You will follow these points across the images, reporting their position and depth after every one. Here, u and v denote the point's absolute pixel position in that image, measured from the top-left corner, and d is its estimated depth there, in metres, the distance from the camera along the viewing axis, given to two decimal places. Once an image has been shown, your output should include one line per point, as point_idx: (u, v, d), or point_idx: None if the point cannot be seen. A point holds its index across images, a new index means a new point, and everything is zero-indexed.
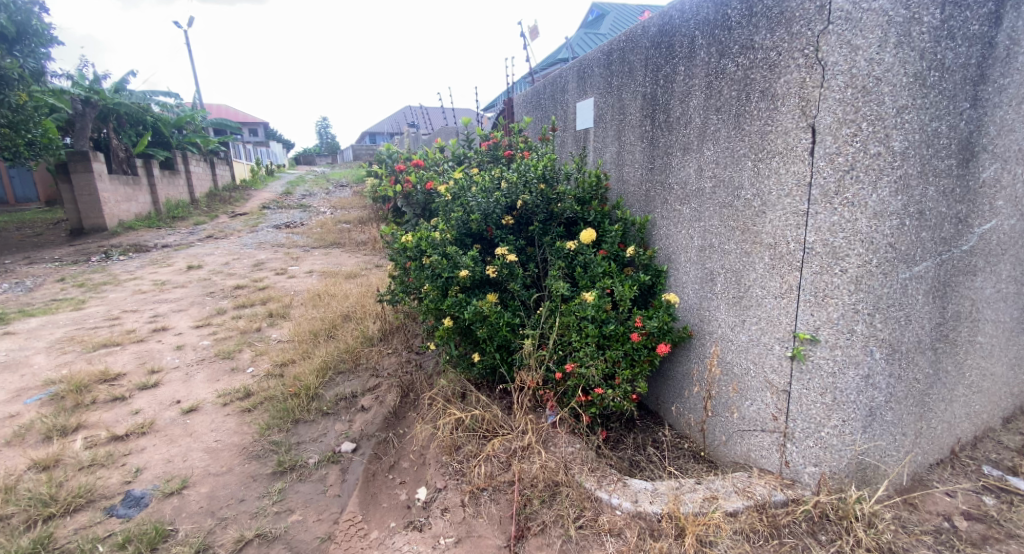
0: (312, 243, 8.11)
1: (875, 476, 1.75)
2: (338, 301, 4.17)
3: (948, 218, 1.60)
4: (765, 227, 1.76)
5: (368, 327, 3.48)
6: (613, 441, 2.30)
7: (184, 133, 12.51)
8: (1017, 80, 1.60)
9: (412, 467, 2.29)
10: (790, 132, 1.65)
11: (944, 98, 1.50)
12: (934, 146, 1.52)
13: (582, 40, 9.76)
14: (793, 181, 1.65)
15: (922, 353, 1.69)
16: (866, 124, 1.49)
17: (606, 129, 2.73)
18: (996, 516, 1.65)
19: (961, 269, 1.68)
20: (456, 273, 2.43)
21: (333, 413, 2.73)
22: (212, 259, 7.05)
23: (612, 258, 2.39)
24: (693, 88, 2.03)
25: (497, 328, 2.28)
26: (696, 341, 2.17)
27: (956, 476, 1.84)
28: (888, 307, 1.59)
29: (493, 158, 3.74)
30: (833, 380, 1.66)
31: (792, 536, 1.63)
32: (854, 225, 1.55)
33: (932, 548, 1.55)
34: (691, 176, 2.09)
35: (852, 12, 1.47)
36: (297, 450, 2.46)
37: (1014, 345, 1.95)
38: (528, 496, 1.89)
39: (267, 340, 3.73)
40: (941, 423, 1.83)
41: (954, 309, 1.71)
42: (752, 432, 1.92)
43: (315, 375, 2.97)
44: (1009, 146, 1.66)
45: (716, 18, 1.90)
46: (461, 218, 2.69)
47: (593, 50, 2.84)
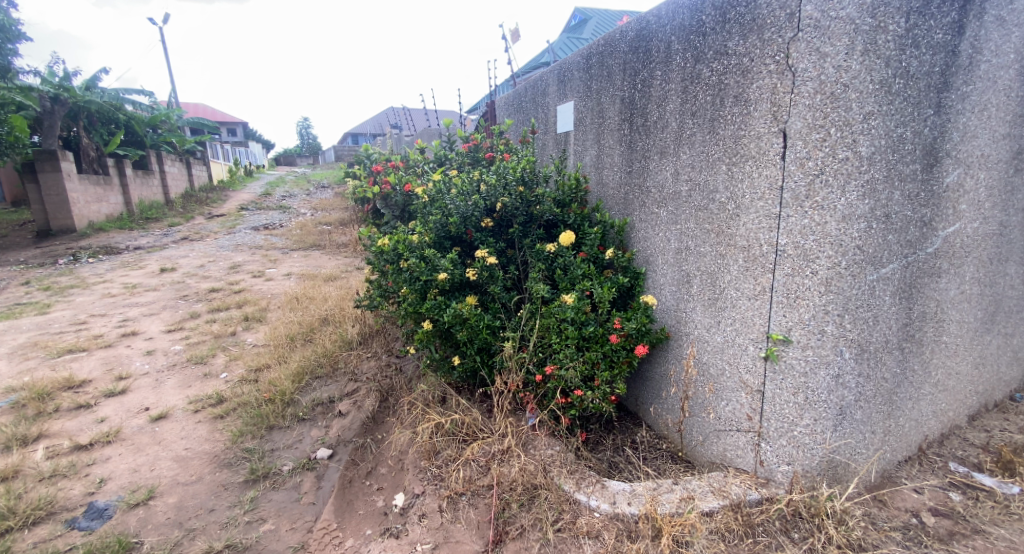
0: (291, 244, 7.98)
1: (846, 474, 1.78)
2: (316, 304, 4.11)
3: (913, 222, 1.64)
4: (739, 230, 1.79)
5: (347, 330, 3.43)
6: (593, 443, 2.31)
7: (158, 133, 12.21)
8: (979, 88, 1.66)
9: (390, 473, 2.27)
10: (762, 137, 1.68)
11: (908, 104, 1.55)
12: (899, 151, 1.57)
13: (565, 43, 9.83)
14: (765, 185, 1.68)
15: (890, 353, 1.74)
16: (835, 129, 1.53)
17: (585, 132, 2.75)
18: (963, 512, 1.70)
19: (926, 271, 1.73)
20: (435, 275, 2.41)
21: (309, 419, 2.68)
22: (187, 261, 6.89)
23: (592, 260, 2.40)
24: (670, 92, 2.05)
25: (476, 330, 2.27)
26: (673, 342, 2.19)
27: (924, 473, 1.89)
28: (857, 307, 1.63)
29: (473, 160, 3.73)
30: (805, 380, 1.69)
31: (765, 535, 1.65)
32: (824, 228, 1.58)
33: (901, 544, 1.59)
34: (667, 179, 2.12)
35: (821, 20, 1.50)
36: (270, 457, 2.41)
37: (978, 344, 2.01)
38: (506, 500, 1.88)
39: (242, 344, 3.65)
40: (909, 421, 1.88)
41: (920, 310, 1.76)
42: (727, 432, 1.95)
43: (292, 380, 2.92)
44: (972, 152, 1.71)
45: (691, 23, 1.93)
46: (440, 221, 2.67)
47: (572, 54, 2.86)
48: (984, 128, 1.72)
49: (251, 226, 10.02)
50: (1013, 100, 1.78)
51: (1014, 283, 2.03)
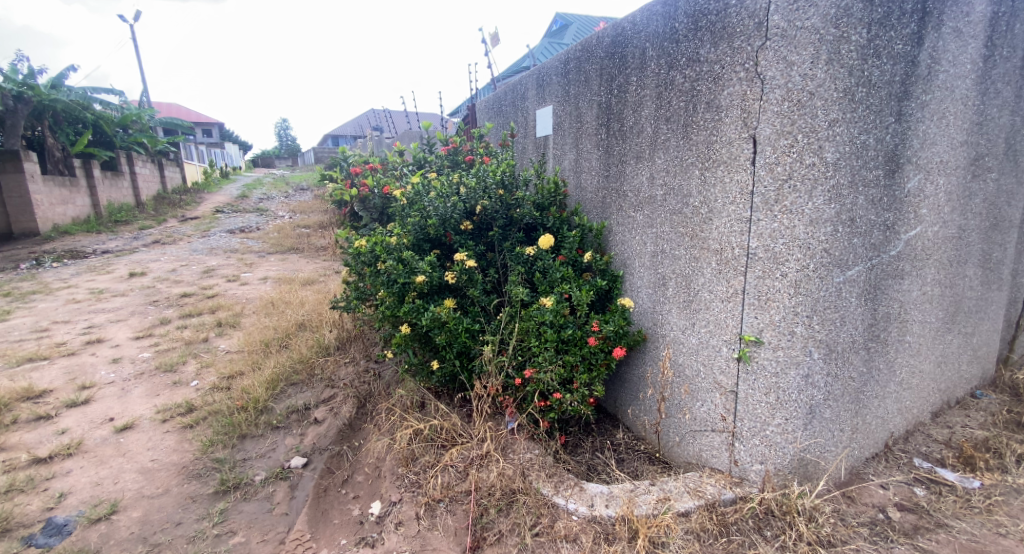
0: (268, 248, 7.82)
1: (816, 472, 1.83)
2: (292, 309, 4.03)
3: (877, 226, 1.70)
4: (712, 233, 1.82)
5: (324, 336, 3.38)
6: (572, 446, 2.32)
7: (128, 133, 11.86)
8: (938, 97, 1.73)
9: (366, 481, 2.23)
10: (733, 142, 1.71)
11: (871, 112, 1.60)
12: (863, 157, 1.62)
13: (546, 48, 9.88)
14: (737, 189, 1.72)
15: (857, 353, 1.79)
16: (802, 135, 1.57)
17: (564, 136, 2.76)
18: (927, 506, 1.76)
19: (890, 273, 1.78)
20: (413, 278, 2.40)
21: (283, 427, 2.63)
22: (158, 265, 6.70)
23: (571, 263, 2.42)
24: (645, 98, 2.08)
25: (456, 334, 2.25)
26: (650, 344, 2.21)
27: (890, 469, 1.95)
28: (824, 309, 1.67)
29: (452, 163, 3.72)
30: (776, 380, 1.73)
31: (739, 533, 1.68)
32: (793, 231, 1.62)
33: (868, 540, 1.64)
34: (643, 184, 2.14)
35: (788, 30, 1.54)
36: (242, 467, 2.36)
37: (940, 343, 2.08)
38: (484, 506, 1.87)
39: (215, 351, 3.56)
40: (876, 418, 1.94)
41: (885, 311, 1.81)
42: (703, 432, 1.98)
43: (265, 387, 2.85)
44: (931, 158, 1.78)
45: (665, 31, 1.96)
46: (418, 223, 2.66)
47: (550, 59, 2.88)
48: (943, 135, 1.79)
49: (227, 230, 9.79)
50: (969, 109, 1.85)
51: (972, 284, 2.11)
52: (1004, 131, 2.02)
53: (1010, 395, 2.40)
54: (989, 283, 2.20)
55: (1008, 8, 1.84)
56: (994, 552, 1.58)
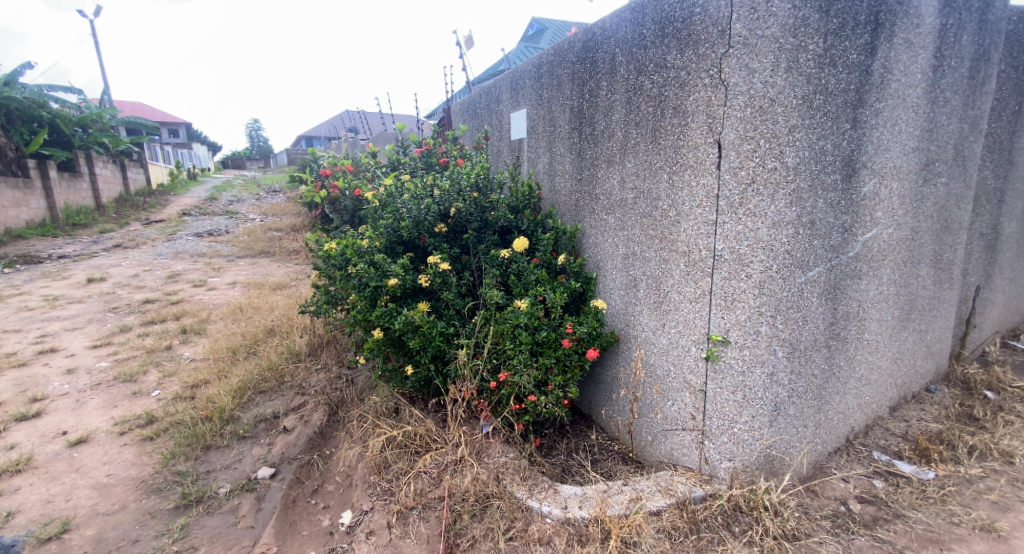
0: (237, 251, 7.62)
1: (781, 468, 1.88)
2: (261, 314, 3.93)
3: (836, 228, 1.76)
4: (680, 236, 1.86)
5: (294, 341, 3.30)
6: (547, 448, 2.33)
7: (87, 133, 11.39)
8: (891, 105, 1.80)
9: (337, 490, 2.19)
10: (699, 147, 1.75)
11: (829, 119, 1.66)
12: (822, 162, 1.67)
13: (522, 52, 9.93)
14: (703, 193, 1.75)
15: (819, 350, 1.85)
16: (764, 141, 1.62)
17: (538, 139, 2.78)
18: (885, 498, 1.83)
19: (849, 274, 1.85)
20: (385, 281, 2.37)
21: (250, 437, 2.56)
22: (119, 271, 6.44)
23: (545, 266, 2.43)
24: (615, 103, 2.11)
25: (430, 338, 2.23)
26: (623, 345, 2.24)
27: (852, 462, 2.02)
28: (787, 309, 1.73)
29: (426, 165, 3.68)
30: (742, 379, 1.77)
31: (709, 530, 1.71)
32: (756, 233, 1.66)
33: (830, 532, 1.69)
34: (615, 187, 2.17)
35: (749, 38, 1.59)
36: (205, 480, 2.28)
37: (897, 340, 2.17)
38: (458, 512, 1.86)
39: (178, 359, 3.43)
40: (837, 414, 2.00)
41: (844, 310, 1.88)
42: (674, 431, 2.01)
43: (232, 396, 2.77)
44: (885, 163, 1.85)
45: (634, 36, 1.99)
46: (391, 226, 2.62)
47: (523, 62, 2.89)
48: (896, 141, 1.87)
49: (193, 233, 9.49)
50: (920, 116, 1.94)
51: (925, 283, 2.21)
52: (953, 138, 2.12)
53: (961, 389, 2.51)
54: (941, 282, 2.30)
55: (955, 21, 1.94)
56: (948, 541, 1.65)
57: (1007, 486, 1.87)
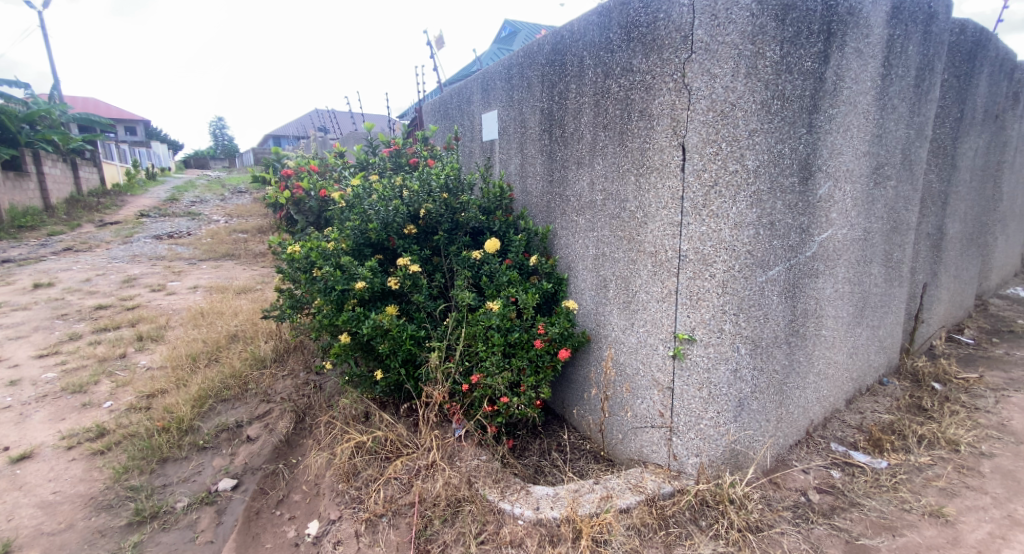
0: (199, 254, 7.36)
1: (745, 461, 1.94)
2: (223, 320, 3.79)
3: (794, 229, 1.82)
4: (647, 237, 1.89)
5: (259, 348, 3.21)
6: (519, 449, 2.33)
7: (36, 130, 10.81)
8: (843, 111, 1.88)
9: (304, 500, 2.14)
10: (664, 150, 1.78)
11: (786, 123, 1.71)
12: (780, 165, 1.73)
13: (494, 55, 9.91)
14: (668, 195, 1.79)
15: (779, 347, 1.91)
16: (725, 144, 1.66)
17: (509, 141, 2.78)
18: (842, 487, 1.90)
19: (806, 273, 1.92)
20: (352, 285, 2.32)
21: (211, 448, 2.47)
22: (70, 275, 6.12)
23: (517, 267, 2.43)
24: (584, 105, 2.13)
25: (399, 342, 2.20)
26: (594, 344, 2.26)
27: (811, 454, 2.09)
28: (749, 307, 1.78)
29: (395, 166, 3.63)
30: (708, 375, 1.81)
31: (677, 525, 1.74)
32: (719, 234, 1.71)
33: (791, 522, 1.75)
34: (584, 189, 2.19)
35: (710, 44, 1.63)
36: (161, 494, 2.18)
37: (852, 336, 2.27)
38: (428, 518, 1.84)
39: (133, 367, 3.28)
40: (798, 408, 2.08)
41: (803, 307, 1.95)
42: (643, 429, 2.04)
43: (191, 405, 2.66)
44: (839, 167, 1.94)
45: (601, 40, 2.01)
46: (358, 227, 2.57)
47: (493, 64, 2.89)
48: (849, 145, 1.95)
49: (152, 235, 9.11)
50: (870, 122, 2.03)
51: (878, 281, 2.32)
52: (901, 143, 2.23)
53: (911, 381, 2.65)
54: (892, 280, 2.42)
55: (902, 31, 2.04)
56: (899, 526, 1.73)
57: (953, 473, 1.97)
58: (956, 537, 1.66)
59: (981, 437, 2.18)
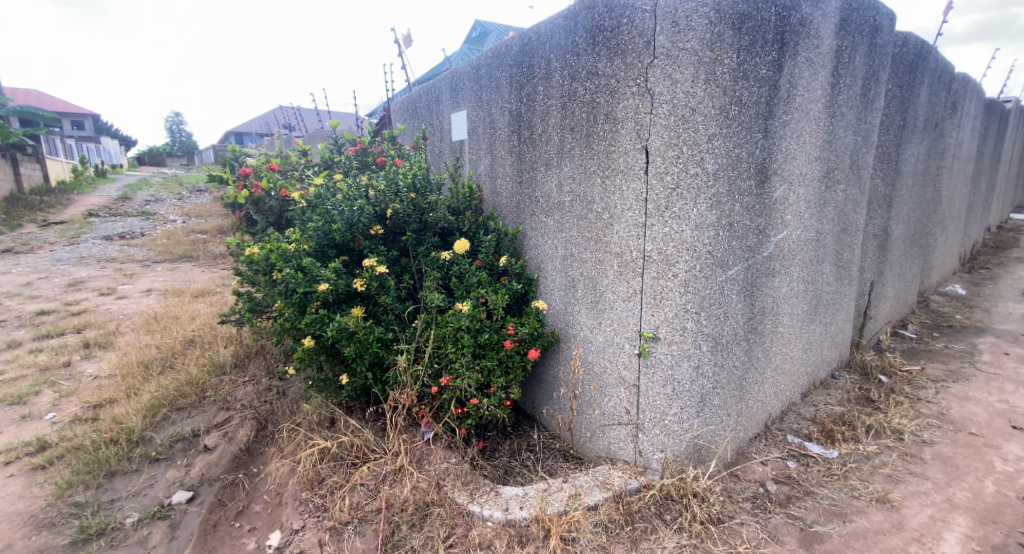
0: (154, 255, 7.05)
1: (708, 455, 2.00)
2: (179, 325, 3.64)
3: (752, 230, 1.90)
4: (613, 237, 1.93)
5: (218, 353, 3.09)
6: (489, 450, 2.34)
7: None
8: (796, 118, 1.97)
9: (265, 511, 2.08)
10: (628, 153, 1.82)
11: (743, 128, 1.78)
12: (738, 169, 1.80)
13: (465, 54, 9.85)
14: (633, 197, 1.83)
15: (739, 343, 1.98)
16: (686, 148, 1.71)
17: (478, 141, 2.78)
18: (798, 477, 1.99)
19: (764, 272, 2.00)
20: (315, 287, 2.27)
21: (164, 459, 2.38)
22: (9, 278, 5.75)
23: (487, 267, 2.43)
24: (551, 107, 2.15)
25: (366, 344, 2.16)
26: (563, 344, 2.28)
27: (769, 446, 2.18)
28: (710, 306, 1.84)
29: (361, 165, 3.57)
30: (671, 372, 1.86)
31: (642, 520, 1.78)
32: (681, 236, 1.76)
33: (750, 512, 1.82)
34: (552, 190, 2.22)
35: (671, 50, 1.68)
36: (110, 510, 2.08)
37: (806, 332, 2.37)
38: (396, 523, 1.82)
39: (79, 376, 3.11)
40: (757, 402, 2.16)
41: (761, 305, 2.03)
42: (610, 426, 2.08)
43: (143, 415, 2.55)
44: (793, 171, 2.02)
45: (567, 43, 2.03)
46: (322, 228, 2.51)
47: (461, 64, 2.88)
48: (802, 151, 2.05)
49: (101, 235, 8.67)
50: (822, 128, 2.13)
51: (830, 280, 2.43)
52: (850, 149, 2.35)
53: (860, 373, 2.79)
54: (843, 279, 2.54)
55: (849, 43, 2.15)
56: (849, 513, 1.82)
57: (899, 460, 2.09)
58: (901, 522, 1.76)
59: (923, 426, 2.32)
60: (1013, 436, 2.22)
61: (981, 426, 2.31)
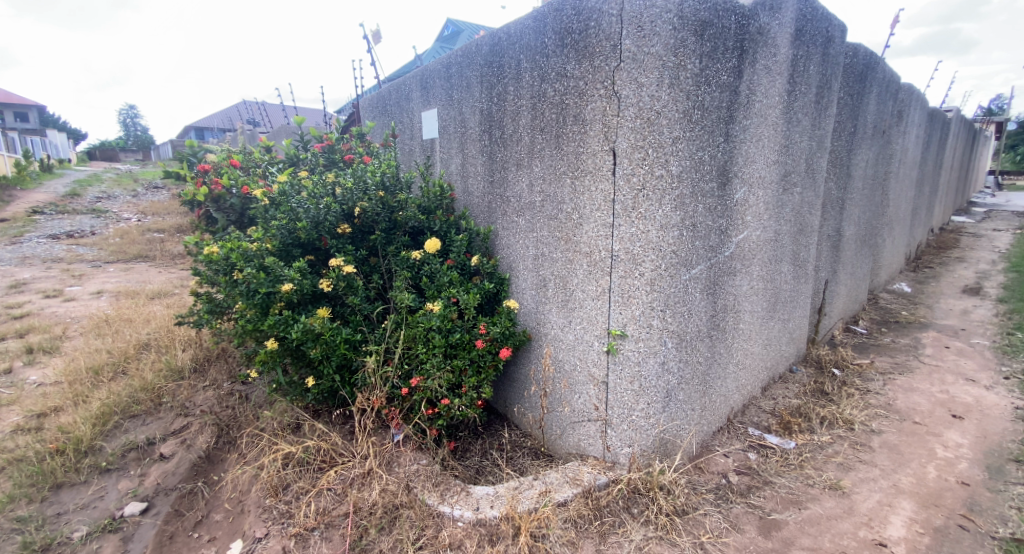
0: (105, 255, 6.70)
1: (673, 449, 2.06)
2: (132, 328, 3.48)
3: (714, 231, 1.96)
4: (582, 237, 1.96)
5: (176, 357, 2.98)
6: (460, 450, 2.33)
7: None
8: (755, 123, 2.05)
9: (226, 519, 2.03)
10: (596, 154, 1.86)
11: (706, 132, 1.84)
12: (700, 171, 1.86)
13: (436, 52, 9.80)
14: (601, 197, 1.86)
15: (702, 340, 2.05)
16: (651, 150, 1.76)
17: (449, 140, 2.77)
18: (758, 468, 2.07)
19: (726, 271, 2.07)
20: (279, 287, 2.22)
21: (116, 469, 2.28)
22: None
23: (458, 267, 2.43)
24: (521, 108, 2.17)
25: (333, 346, 2.12)
26: (534, 343, 2.30)
27: (731, 439, 2.26)
28: (674, 304, 1.89)
29: (328, 162, 3.50)
30: (638, 369, 1.91)
31: (611, 514, 1.82)
32: (647, 236, 1.81)
33: (713, 503, 1.89)
34: (523, 190, 2.24)
35: (637, 55, 1.72)
36: (56, 524, 1.99)
37: (765, 329, 2.47)
38: (364, 527, 1.80)
39: (21, 384, 2.93)
40: (719, 396, 2.24)
41: (723, 303, 2.10)
42: (580, 423, 2.11)
43: (93, 423, 2.43)
44: (753, 174, 2.11)
45: (537, 44, 2.05)
46: (286, 226, 2.46)
47: (432, 62, 2.86)
48: (761, 155, 2.13)
49: (47, 234, 8.18)
50: (779, 132, 2.22)
51: (787, 278, 2.54)
52: (805, 153, 2.46)
53: (815, 367, 2.92)
54: (799, 278, 2.66)
55: (804, 52, 2.25)
56: (804, 500, 1.90)
57: (849, 449, 2.20)
58: (851, 508, 1.86)
59: (873, 417, 2.45)
60: (952, 424, 2.37)
61: (924, 415, 2.46)
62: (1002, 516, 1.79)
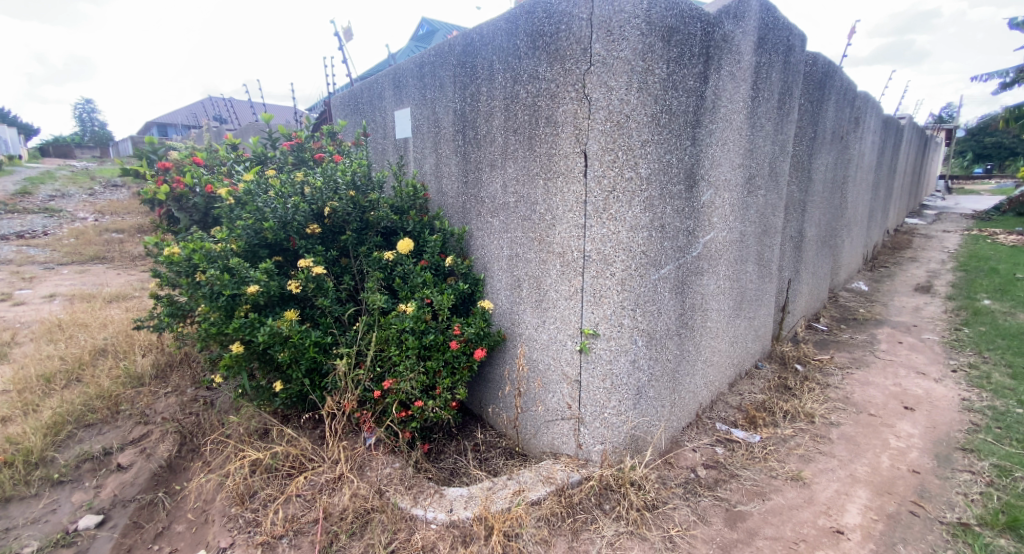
0: (59, 257, 6.39)
1: (644, 445, 2.10)
2: (88, 333, 3.34)
3: (682, 232, 2.02)
4: (555, 238, 1.98)
5: (136, 363, 2.87)
6: (435, 452, 2.32)
7: None
8: (721, 127, 2.12)
9: (189, 529, 1.96)
10: (568, 156, 1.88)
11: (674, 136, 1.89)
12: (669, 174, 1.90)
13: (410, 51, 9.71)
14: (573, 199, 1.89)
15: (672, 338, 2.10)
16: (621, 152, 1.79)
17: (422, 140, 2.76)
18: (724, 462, 2.13)
19: (694, 271, 2.13)
20: (244, 289, 2.17)
21: (70, 481, 2.18)
22: None
23: (432, 268, 2.42)
24: (494, 109, 2.18)
25: (302, 349, 2.08)
26: (508, 343, 2.31)
27: (700, 434, 2.32)
28: (645, 303, 1.93)
29: (297, 160, 3.43)
30: (610, 367, 1.94)
31: (583, 511, 1.84)
32: (617, 236, 1.84)
33: (682, 497, 1.93)
34: (497, 191, 2.24)
35: (607, 59, 1.75)
36: (3, 540, 1.89)
37: (732, 327, 2.54)
38: (334, 532, 1.77)
39: None
40: (689, 393, 2.29)
41: (692, 302, 2.16)
42: (554, 421, 2.13)
43: (44, 433, 2.32)
44: (719, 176, 2.17)
45: (510, 46, 2.06)
46: (252, 227, 2.40)
47: (404, 61, 2.84)
48: (726, 158, 2.20)
49: None
50: (744, 136, 2.29)
51: (752, 278, 2.62)
52: (768, 157, 2.55)
53: (779, 363, 3.03)
54: (764, 277, 2.75)
55: (767, 60, 2.33)
56: (768, 492, 1.97)
57: (810, 441, 2.29)
58: (811, 498, 1.93)
59: (832, 410, 2.55)
60: (904, 415, 2.50)
61: (878, 407, 2.58)
62: (949, 502, 1.89)
